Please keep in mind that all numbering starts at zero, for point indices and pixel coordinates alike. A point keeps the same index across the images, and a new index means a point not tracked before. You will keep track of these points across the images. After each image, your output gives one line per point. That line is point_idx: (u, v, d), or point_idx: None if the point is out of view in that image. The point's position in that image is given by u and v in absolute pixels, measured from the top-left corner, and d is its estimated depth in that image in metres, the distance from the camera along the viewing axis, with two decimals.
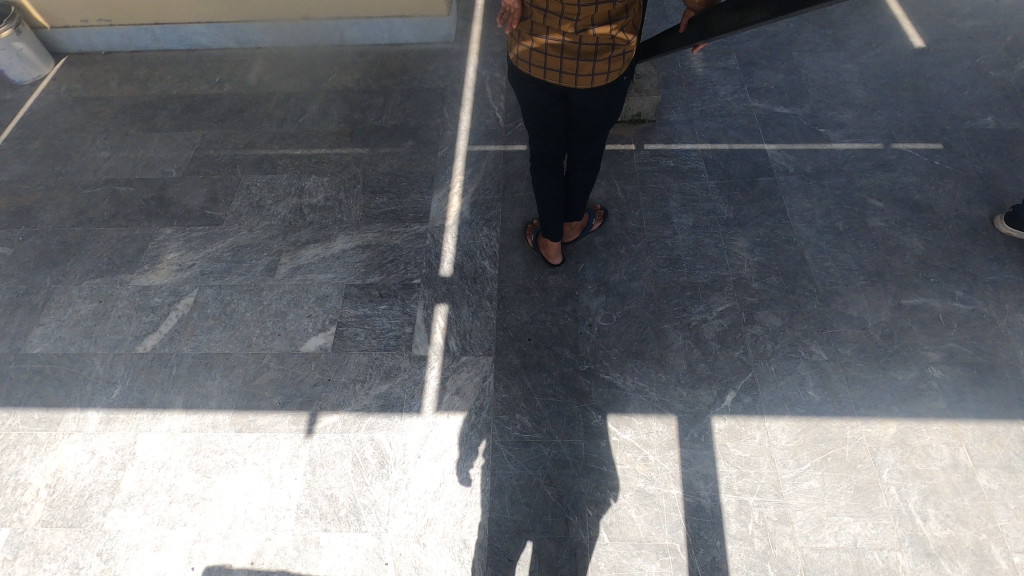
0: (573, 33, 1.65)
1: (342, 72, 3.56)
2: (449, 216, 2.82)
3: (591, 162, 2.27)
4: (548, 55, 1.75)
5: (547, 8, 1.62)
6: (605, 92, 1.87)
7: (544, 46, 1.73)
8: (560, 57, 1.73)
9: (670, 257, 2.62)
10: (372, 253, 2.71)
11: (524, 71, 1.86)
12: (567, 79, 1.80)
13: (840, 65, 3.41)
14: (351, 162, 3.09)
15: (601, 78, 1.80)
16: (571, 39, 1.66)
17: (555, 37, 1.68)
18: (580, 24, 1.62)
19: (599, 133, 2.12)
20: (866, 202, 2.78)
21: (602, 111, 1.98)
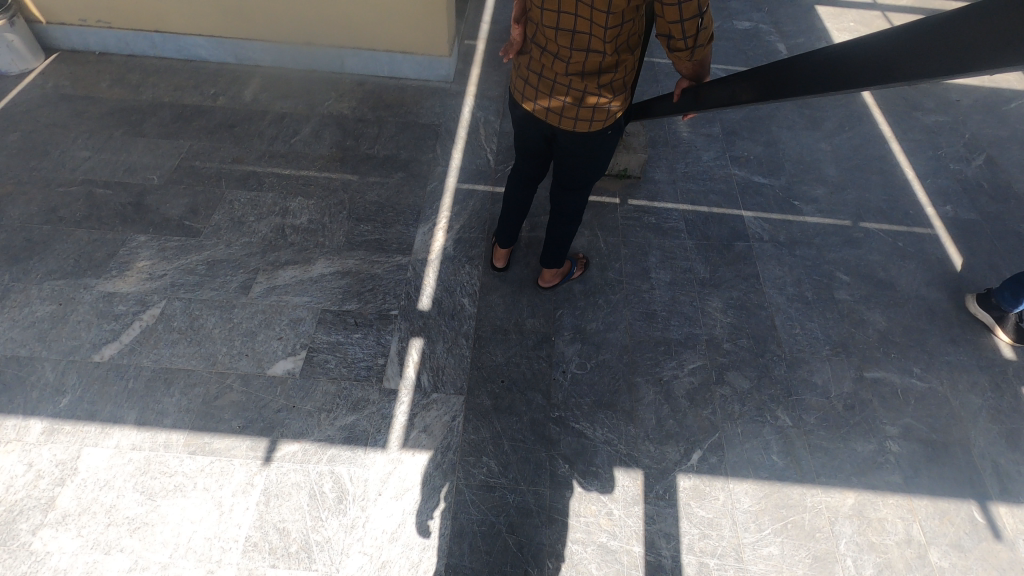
0: (564, 74, 1.76)
1: (338, 99, 3.60)
2: (432, 251, 2.83)
3: (576, 211, 2.34)
4: (539, 90, 1.86)
5: (544, 47, 1.74)
6: (591, 140, 1.95)
7: (537, 81, 1.85)
8: (550, 95, 1.84)
9: (646, 311, 2.68)
10: (351, 280, 2.69)
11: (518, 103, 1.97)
12: (553, 117, 1.89)
13: (815, 143, 3.62)
14: (338, 188, 3.09)
15: (585, 125, 1.88)
16: (563, 80, 1.77)
17: (548, 74, 1.80)
18: (571, 67, 1.72)
19: (585, 182, 2.19)
20: (834, 275, 2.91)
21: (584, 160, 2.05)
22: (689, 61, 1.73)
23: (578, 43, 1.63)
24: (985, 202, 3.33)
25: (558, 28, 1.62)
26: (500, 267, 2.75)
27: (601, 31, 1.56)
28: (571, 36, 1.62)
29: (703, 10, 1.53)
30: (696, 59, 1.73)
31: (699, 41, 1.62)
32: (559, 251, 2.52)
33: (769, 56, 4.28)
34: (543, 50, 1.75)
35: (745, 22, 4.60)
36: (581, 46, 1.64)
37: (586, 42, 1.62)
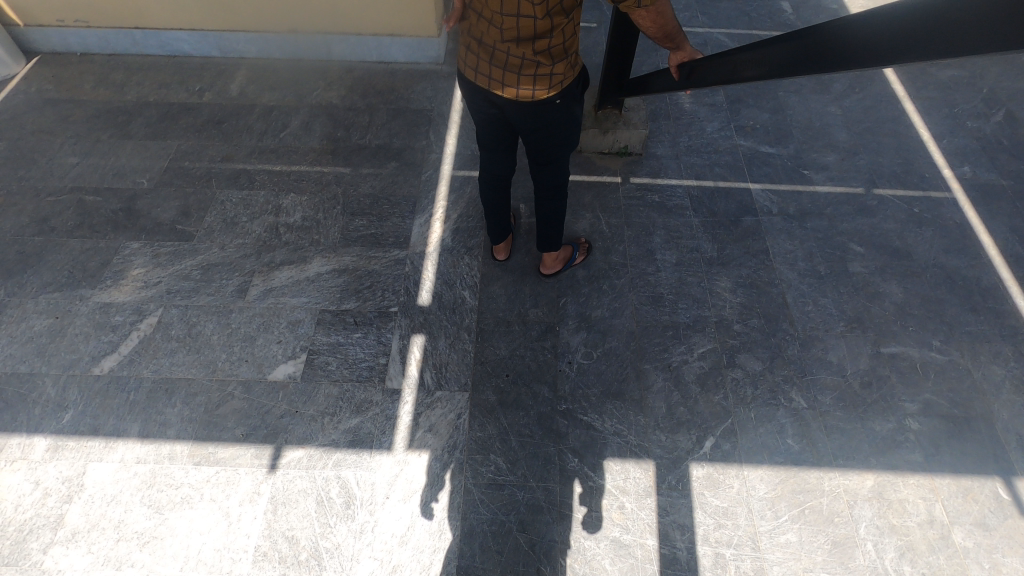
0: (501, 41, 1.71)
1: (327, 87, 3.49)
2: (430, 243, 2.76)
3: (556, 184, 2.25)
4: (480, 58, 1.81)
5: (481, 12, 1.71)
6: (539, 111, 1.88)
7: (478, 48, 1.80)
8: (490, 63, 1.79)
9: (652, 295, 2.59)
10: (349, 277, 2.63)
11: (464, 75, 1.93)
12: (495, 86, 1.83)
13: (825, 107, 3.46)
14: (331, 181, 3.01)
15: (527, 95, 1.82)
16: (501, 46, 1.72)
17: (486, 41, 1.75)
18: (506, 33, 1.68)
19: (555, 158, 2.12)
20: (847, 247, 2.80)
21: (539, 133, 1.99)
22: (642, 10, 1.62)
23: (509, 6, 1.60)
24: (1006, 160, 3.17)
25: None
26: (502, 258, 2.68)
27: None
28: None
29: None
30: (651, 9, 1.62)
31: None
32: (555, 234, 2.44)
33: (774, 17, 4.08)
34: (480, 14, 1.71)
35: None
36: (512, 10, 1.60)
37: (516, 5, 1.58)
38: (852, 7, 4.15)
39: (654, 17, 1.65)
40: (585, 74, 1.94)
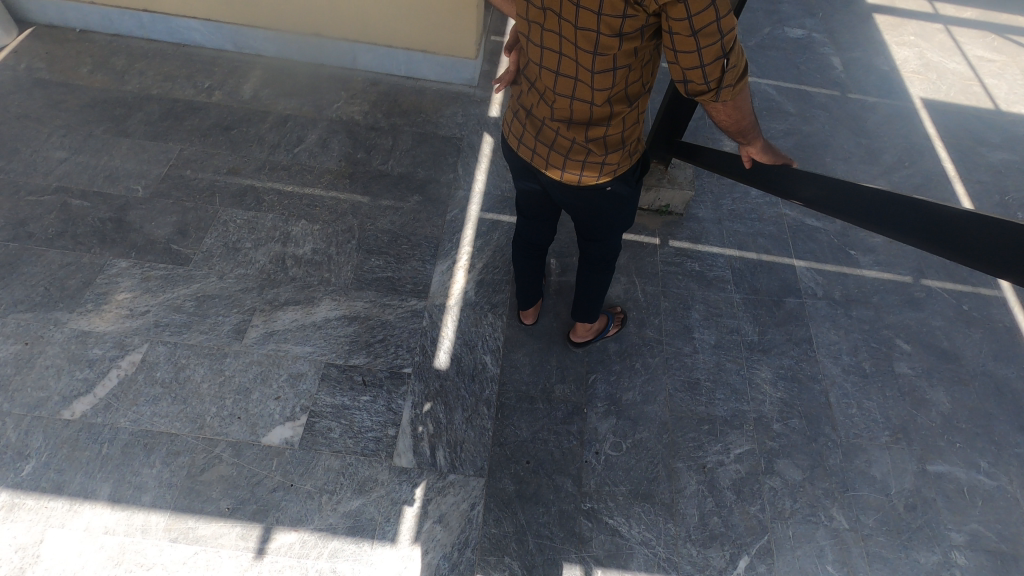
0: (550, 118, 1.48)
1: (349, 100, 3.21)
2: (452, 295, 2.52)
3: (604, 260, 2.01)
4: (525, 128, 1.58)
5: (533, 83, 1.48)
6: (586, 194, 1.63)
7: (524, 117, 1.57)
8: (535, 136, 1.56)
9: (688, 381, 2.40)
10: (360, 327, 2.39)
11: (507, 141, 1.70)
12: (537, 162, 1.60)
13: (873, 180, 3.29)
14: (347, 211, 2.75)
15: (571, 179, 1.57)
16: (550, 123, 1.48)
17: (535, 113, 1.52)
18: (557, 112, 1.44)
19: (605, 237, 1.89)
20: (893, 342, 2.63)
21: (587, 213, 1.75)
22: (718, 103, 1.29)
23: (563, 85, 1.36)
24: None
25: (544, 65, 1.37)
26: (529, 321, 2.45)
27: (588, 73, 1.29)
28: (556, 76, 1.36)
29: (730, 47, 1.15)
30: (731, 103, 1.29)
31: (735, 82, 1.24)
32: (594, 309, 2.21)
33: (823, 72, 3.89)
34: (531, 83, 1.47)
35: (798, 29, 4.20)
36: (566, 90, 1.37)
37: (571, 86, 1.35)
38: (903, 72, 3.99)
39: (733, 113, 1.33)
40: (646, 158, 1.67)
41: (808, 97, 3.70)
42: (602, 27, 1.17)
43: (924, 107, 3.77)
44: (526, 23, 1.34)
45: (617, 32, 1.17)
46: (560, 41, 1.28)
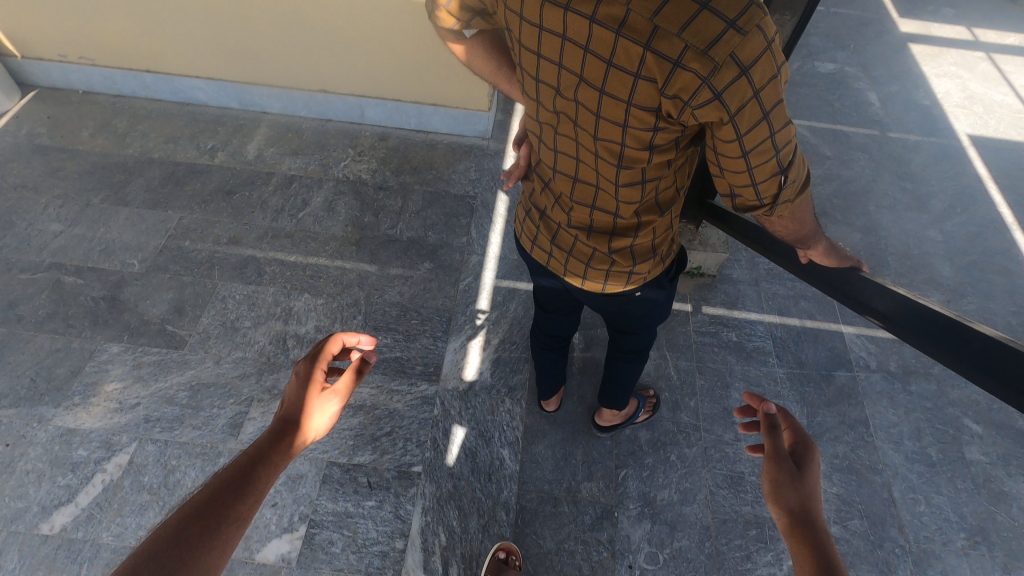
0: (566, 224, 1.23)
1: (356, 157, 3.06)
2: (465, 378, 2.31)
3: (638, 349, 1.71)
4: (538, 230, 1.33)
5: (546, 183, 1.24)
6: (612, 301, 1.38)
7: (536, 218, 1.32)
8: (549, 240, 1.30)
9: (730, 475, 2.14)
10: (365, 418, 2.18)
11: (518, 240, 1.45)
12: (553, 267, 1.34)
13: (923, 230, 3.01)
14: (353, 282, 2.57)
15: (593, 288, 1.32)
16: (567, 230, 1.24)
17: (549, 216, 1.27)
18: (575, 219, 1.19)
19: (636, 336, 1.65)
20: (961, 423, 2.34)
21: (613, 316, 1.50)
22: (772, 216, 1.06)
23: (581, 192, 1.12)
24: None
25: (558, 169, 1.14)
26: (551, 409, 2.21)
27: (613, 185, 1.05)
28: (573, 182, 1.12)
29: (789, 162, 0.93)
30: (787, 215, 1.06)
31: (793, 195, 1.01)
32: (623, 396, 1.92)
33: (860, 109, 3.65)
34: (543, 183, 1.23)
35: (828, 63, 3.98)
36: (585, 198, 1.13)
37: (591, 194, 1.11)
38: (947, 105, 3.72)
39: (791, 224, 1.09)
40: (683, 254, 1.41)
41: (845, 138, 3.45)
42: (628, 139, 0.94)
43: (972, 145, 3.49)
44: (536, 121, 1.12)
45: (647, 146, 0.94)
46: (577, 146, 1.04)
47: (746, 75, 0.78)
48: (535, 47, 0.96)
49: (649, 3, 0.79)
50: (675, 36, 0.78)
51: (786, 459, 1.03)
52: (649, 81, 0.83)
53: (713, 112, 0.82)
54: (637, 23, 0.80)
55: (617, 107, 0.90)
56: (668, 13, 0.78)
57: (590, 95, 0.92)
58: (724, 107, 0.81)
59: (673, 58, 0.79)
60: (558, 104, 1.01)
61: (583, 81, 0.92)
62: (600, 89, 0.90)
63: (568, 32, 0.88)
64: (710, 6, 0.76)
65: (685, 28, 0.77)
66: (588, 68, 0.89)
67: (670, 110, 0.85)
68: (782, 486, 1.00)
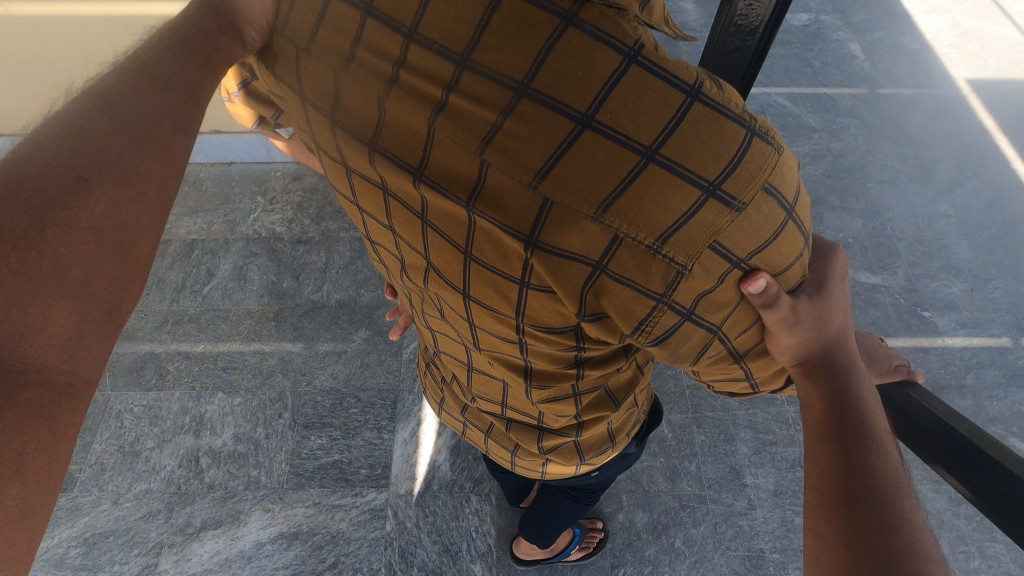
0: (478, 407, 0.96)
1: (268, 206, 2.59)
2: (420, 476, 1.91)
3: (589, 490, 1.40)
4: (442, 399, 1.06)
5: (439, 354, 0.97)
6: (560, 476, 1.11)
7: (438, 386, 1.05)
8: (459, 415, 1.03)
9: (749, 555, 1.79)
10: (303, 549, 1.79)
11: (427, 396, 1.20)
12: (472, 440, 1.08)
13: (931, 204, 2.62)
14: (276, 369, 2.14)
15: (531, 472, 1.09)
16: (478, 412, 0.98)
17: (452, 390, 1.00)
18: (486, 407, 0.93)
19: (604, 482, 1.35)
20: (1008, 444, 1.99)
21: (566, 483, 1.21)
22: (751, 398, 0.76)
23: (486, 385, 0.86)
24: None
25: (446, 351, 0.86)
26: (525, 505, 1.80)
27: (524, 391, 0.79)
28: (471, 372, 0.85)
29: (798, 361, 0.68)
30: None
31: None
32: (552, 534, 1.57)
33: (842, 65, 3.19)
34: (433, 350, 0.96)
35: (800, 14, 3.50)
36: (492, 391, 0.86)
37: (498, 389, 0.84)
38: (939, 47, 3.28)
39: None
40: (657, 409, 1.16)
41: (830, 103, 3.02)
42: (531, 352, 0.68)
43: (973, 92, 3.06)
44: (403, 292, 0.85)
45: (566, 360, 0.68)
46: (456, 339, 0.79)
47: (731, 264, 0.53)
48: (366, 205, 0.70)
49: (528, 157, 0.51)
50: (589, 218, 0.51)
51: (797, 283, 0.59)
52: (545, 290, 0.57)
53: (669, 328, 0.56)
54: (514, 195, 0.53)
55: (498, 319, 0.65)
56: (580, 176, 0.50)
57: (450, 291, 0.67)
58: (689, 314, 0.55)
59: (594, 260, 0.53)
60: (411, 280, 0.76)
61: (435, 268, 0.67)
62: (462, 289, 0.66)
63: (396, 190, 0.63)
64: (659, 155, 0.49)
65: (609, 204, 0.50)
66: (441, 255, 0.64)
67: (591, 325, 0.59)
68: (777, 335, 0.59)
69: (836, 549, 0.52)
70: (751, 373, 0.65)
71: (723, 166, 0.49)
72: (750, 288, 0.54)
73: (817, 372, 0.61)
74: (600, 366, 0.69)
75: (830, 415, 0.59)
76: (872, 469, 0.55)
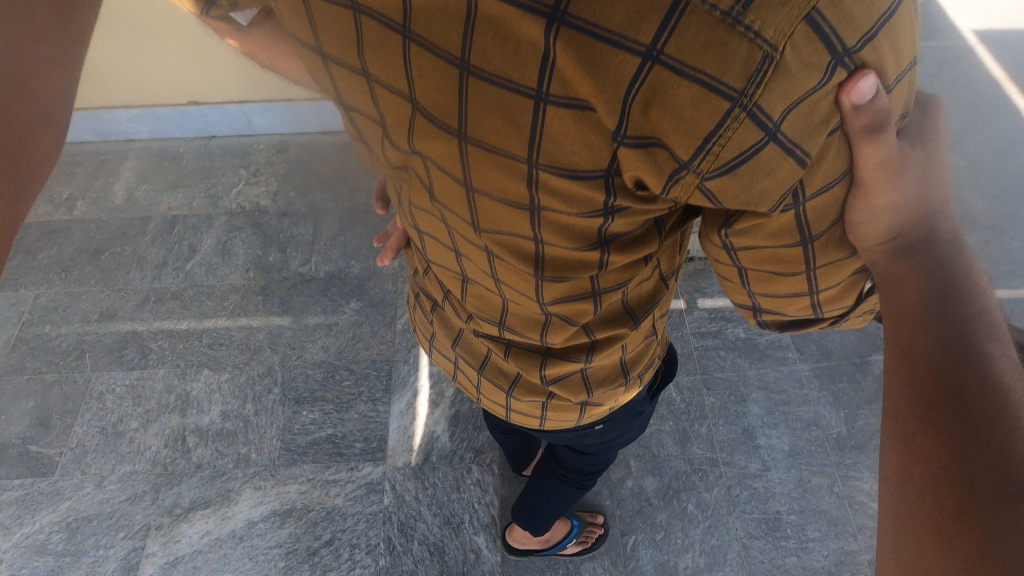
0: (477, 331, 0.89)
1: (251, 180, 2.48)
2: (418, 449, 1.83)
3: (582, 472, 1.33)
4: (439, 329, 0.99)
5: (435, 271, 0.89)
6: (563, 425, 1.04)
7: (434, 314, 0.98)
8: (457, 346, 0.97)
9: (765, 518, 1.71)
10: (297, 527, 1.71)
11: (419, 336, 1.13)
12: (469, 377, 1.02)
13: None
14: (264, 344, 2.05)
15: (531, 417, 1.03)
16: (477, 340, 0.92)
17: (448, 315, 0.93)
18: (487, 328, 0.86)
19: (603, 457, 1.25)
20: None
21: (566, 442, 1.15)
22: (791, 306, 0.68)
23: (490, 296, 0.78)
24: None
25: (445, 258, 0.78)
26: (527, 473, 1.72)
27: (534, 295, 0.71)
28: (473, 281, 0.77)
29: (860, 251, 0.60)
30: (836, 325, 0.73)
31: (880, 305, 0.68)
32: (544, 522, 1.50)
33: None
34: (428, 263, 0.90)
35: None
36: (497, 302, 0.78)
37: (503, 297, 0.76)
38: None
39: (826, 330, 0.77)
40: (672, 362, 1.15)
41: None
42: (551, 224, 0.57)
43: (981, 43, 2.95)
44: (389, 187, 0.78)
45: (593, 236, 0.58)
46: (450, 233, 0.71)
47: (833, 54, 0.41)
48: (324, 35, 0.55)
49: None
50: None
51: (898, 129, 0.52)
52: (578, 105, 0.44)
53: (741, 152, 0.43)
54: None
55: (506, 169, 0.53)
56: None
57: (446, 145, 0.54)
58: (773, 131, 0.42)
59: (647, 48, 0.40)
60: (396, 155, 0.64)
61: (426, 114, 0.53)
62: (457, 130, 0.52)
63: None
64: None
65: None
66: (431, 89, 0.50)
67: (637, 162, 0.46)
68: (872, 194, 0.52)
69: (927, 440, 0.47)
70: (812, 258, 0.58)
71: None
72: (855, 98, 0.43)
73: (902, 251, 0.55)
74: (627, 249, 0.61)
75: (928, 296, 0.53)
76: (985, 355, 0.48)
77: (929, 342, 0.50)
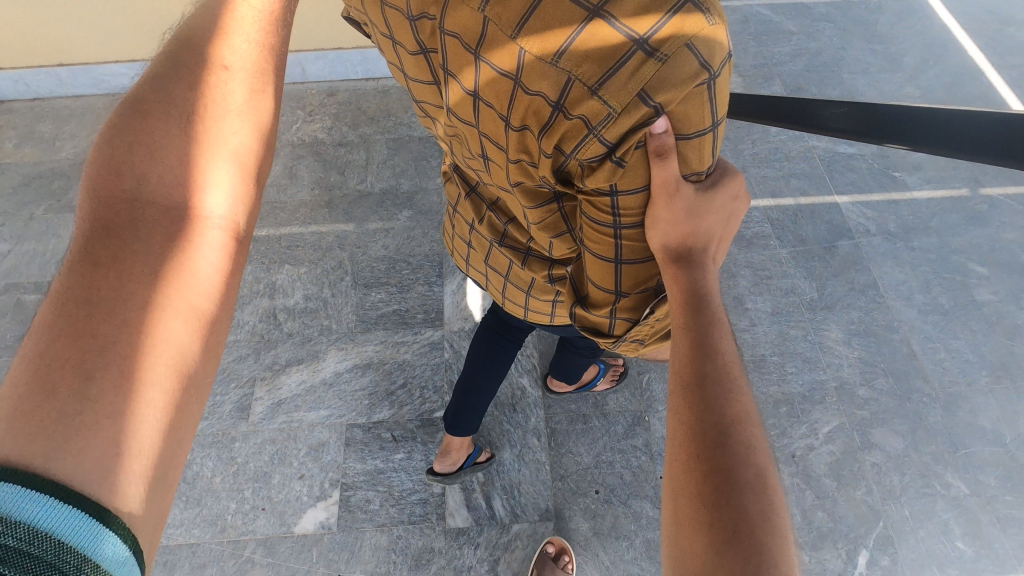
0: (502, 246, 1.14)
1: (308, 118, 2.86)
2: (471, 316, 2.23)
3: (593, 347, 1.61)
4: (474, 245, 1.26)
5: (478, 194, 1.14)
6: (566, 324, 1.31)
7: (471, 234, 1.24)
8: (486, 259, 1.24)
9: (752, 359, 2.13)
10: (377, 375, 2.11)
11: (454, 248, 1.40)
12: (495, 284, 1.29)
13: (899, 89, 2.95)
14: (334, 245, 2.44)
15: (546, 315, 1.28)
16: (501, 256, 1.17)
17: (481, 232, 1.19)
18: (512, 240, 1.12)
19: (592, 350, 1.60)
20: (967, 268, 2.32)
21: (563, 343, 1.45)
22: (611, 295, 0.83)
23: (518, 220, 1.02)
24: None
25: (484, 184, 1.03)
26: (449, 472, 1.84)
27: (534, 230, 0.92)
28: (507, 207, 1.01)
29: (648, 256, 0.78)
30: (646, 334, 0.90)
31: (646, 336, 0.89)
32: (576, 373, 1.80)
33: None
34: (465, 192, 1.16)
35: None
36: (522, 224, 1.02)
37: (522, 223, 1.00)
38: None
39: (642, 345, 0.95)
40: None
41: (807, 10, 3.31)
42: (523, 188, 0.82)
43: None
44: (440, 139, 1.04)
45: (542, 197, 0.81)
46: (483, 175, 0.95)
47: (651, 109, 0.61)
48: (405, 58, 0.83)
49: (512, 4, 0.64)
50: (550, 62, 0.63)
51: (693, 177, 0.72)
52: (522, 128, 0.70)
53: (597, 156, 0.66)
54: (500, 38, 0.66)
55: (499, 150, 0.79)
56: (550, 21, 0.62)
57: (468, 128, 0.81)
58: (612, 154, 0.65)
59: (553, 99, 0.65)
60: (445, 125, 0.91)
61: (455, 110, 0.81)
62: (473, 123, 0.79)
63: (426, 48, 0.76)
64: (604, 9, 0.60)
65: (565, 48, 0.62)
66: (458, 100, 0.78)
67: (553, 160, 0.70)
68: (660, 207, 0.70)
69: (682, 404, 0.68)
70: (622, 255, 0.77)
71: (653, 21, 0.58)
72: (652, 129, 0.62)
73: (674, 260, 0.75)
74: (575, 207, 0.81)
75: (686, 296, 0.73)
76: (718, 344, 0.71)
77: (691, 338, 0.71)
